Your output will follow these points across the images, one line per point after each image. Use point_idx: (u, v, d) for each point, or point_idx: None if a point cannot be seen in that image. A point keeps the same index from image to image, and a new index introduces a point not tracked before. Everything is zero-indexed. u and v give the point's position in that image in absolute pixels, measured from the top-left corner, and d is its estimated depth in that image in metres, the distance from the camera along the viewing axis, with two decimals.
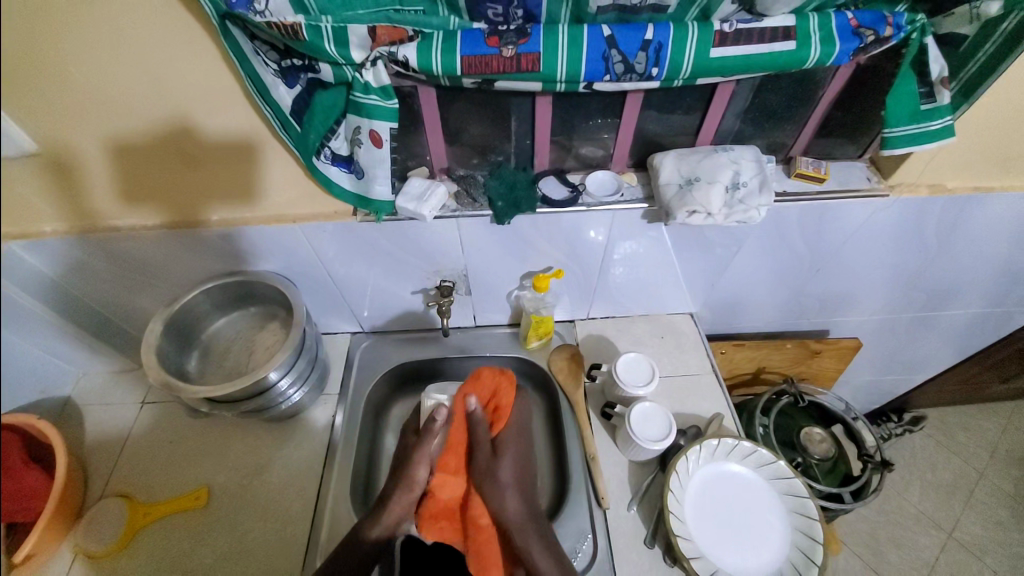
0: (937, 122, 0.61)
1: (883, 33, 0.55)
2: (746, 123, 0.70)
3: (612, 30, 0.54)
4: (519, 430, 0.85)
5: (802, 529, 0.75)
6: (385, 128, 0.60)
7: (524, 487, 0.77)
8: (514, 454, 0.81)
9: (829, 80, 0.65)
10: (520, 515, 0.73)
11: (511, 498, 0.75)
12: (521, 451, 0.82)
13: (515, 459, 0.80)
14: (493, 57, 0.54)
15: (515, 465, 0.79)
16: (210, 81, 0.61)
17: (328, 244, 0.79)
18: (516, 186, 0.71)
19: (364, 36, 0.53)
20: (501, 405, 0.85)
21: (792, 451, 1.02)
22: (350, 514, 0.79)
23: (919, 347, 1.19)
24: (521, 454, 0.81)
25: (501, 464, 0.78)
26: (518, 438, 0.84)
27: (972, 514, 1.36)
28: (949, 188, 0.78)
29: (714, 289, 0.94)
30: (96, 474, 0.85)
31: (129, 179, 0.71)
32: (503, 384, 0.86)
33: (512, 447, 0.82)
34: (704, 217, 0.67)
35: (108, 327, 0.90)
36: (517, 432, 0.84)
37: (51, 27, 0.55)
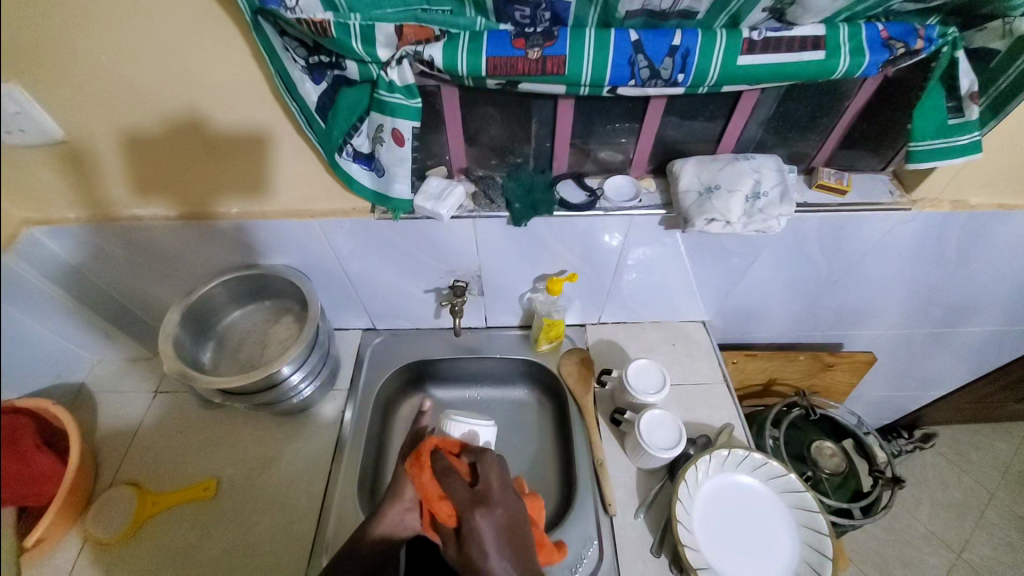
0: (964, 137, 0.60)
1: (914, 46, 0.54)
2: (768, 133, 0.70)
3: (639, 34, 0.54)
4: (473, 493, 0.65)
5: (812, 544, 0.74)
6: (408, 126, 0.60)
7: (519, 543, 0.63)
8: (492, 521, 0.63)
9: (854, 92, 0.65)
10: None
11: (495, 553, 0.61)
12: (494, 514, 0.63)
13: (497, 525, 0.63)
14: (518, 59, 0.54)
15: (494, 530, 0.62)
16: (236, 74, 0.62)
17: (345, 240, 0.80)
18: (535, 189, 0.71)
19: (392, 35, 0.53)
20: (432, 490, 0.67)
21: (801, 463, 1.02)
22: (357, 509, 0.79)
23: (934, 364, 1.17)
24: (490, 517, 0.63)
25: (474, 548, 0.61)
26: (482, 500, 0.64)
27: (982, 535, 1.34)
28: (971, 204, 0.77)
29: (729, 297, 0.93)
30: (107, 461, 0.85)
31: (153, 169, 0.72)
32: (420, 475, 0.68)
33: (477, 517, 0.63)
34: (722, 225, 0.66)
35: (123, 315, 0.91)
36: (474, 499, 0.65)
37: (82, 16, 0.55)
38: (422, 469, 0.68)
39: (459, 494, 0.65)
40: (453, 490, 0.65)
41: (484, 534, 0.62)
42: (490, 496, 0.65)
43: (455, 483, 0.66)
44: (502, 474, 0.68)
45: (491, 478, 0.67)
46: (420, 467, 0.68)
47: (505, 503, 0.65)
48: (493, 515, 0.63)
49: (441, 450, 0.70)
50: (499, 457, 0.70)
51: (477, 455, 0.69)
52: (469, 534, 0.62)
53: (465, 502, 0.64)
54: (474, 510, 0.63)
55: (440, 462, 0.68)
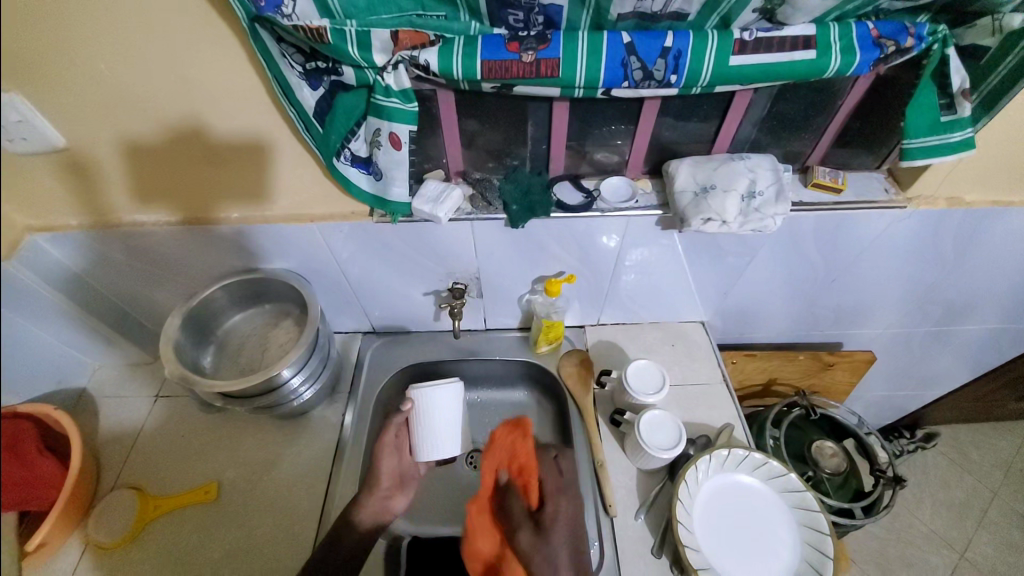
0: (957, 134, 0.61)
1: (904, 44, 0.55)
2: (763, 132, 0.70)
3: (631, 36, 0.54)
4: (557, 484, 0.79)
5: (813, 544, 0.74)
6: (405, 130, 0.61)
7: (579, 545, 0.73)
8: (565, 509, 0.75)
9: (847, 91, 0.65)
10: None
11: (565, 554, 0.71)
12: (573, 503, 0.77)
13: (571, 523, 0.74)
14: (513, 62, 0.55)
15: (570, 522, 0.74)
16: (234, 80, 0.62)
17: (343, 244, 0.80)
18: (531, 191, 0.72)
19: (387, 40, 0.54)
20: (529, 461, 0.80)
21: (803, 464, 1.02)
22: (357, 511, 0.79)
23: (934, 363, 1.17)
24: (572, 507, 0.76)
25: (554, 533, 0.73)
26: (563, 491, 0.78)
27: (984, 534, 1.34)
28: (967, 201, 0.77)
29: (727, 297, 0.93)
30: (109, 465, 0.86)
31: (152, 176, 0.72)
32: (523, 441, 0.82)
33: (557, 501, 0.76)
34: (719, 225, 0.66)
35: (124, 320, 0.91)
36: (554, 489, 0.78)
37: (81, 24, 0.56)
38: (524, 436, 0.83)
39: (552, 483, 0.79)
40: (547, 476, 0.80)
41: (563, 520, 0.74)
42: (570, 492, 0.78)
43: (548, 473, 0.80)
44: (562, 477, 0.80)
45: (572, 479, 0.80)
46: (519, 433, 0.84)
47: (577, 507, 0.76)
48: (570, 508, 0.76)
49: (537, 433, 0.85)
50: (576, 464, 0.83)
51: (559, 452, 0.84)
52: (552, 516, 0.74)
53: (554, 490, 0.78)
54: (559, 496, 0.77)
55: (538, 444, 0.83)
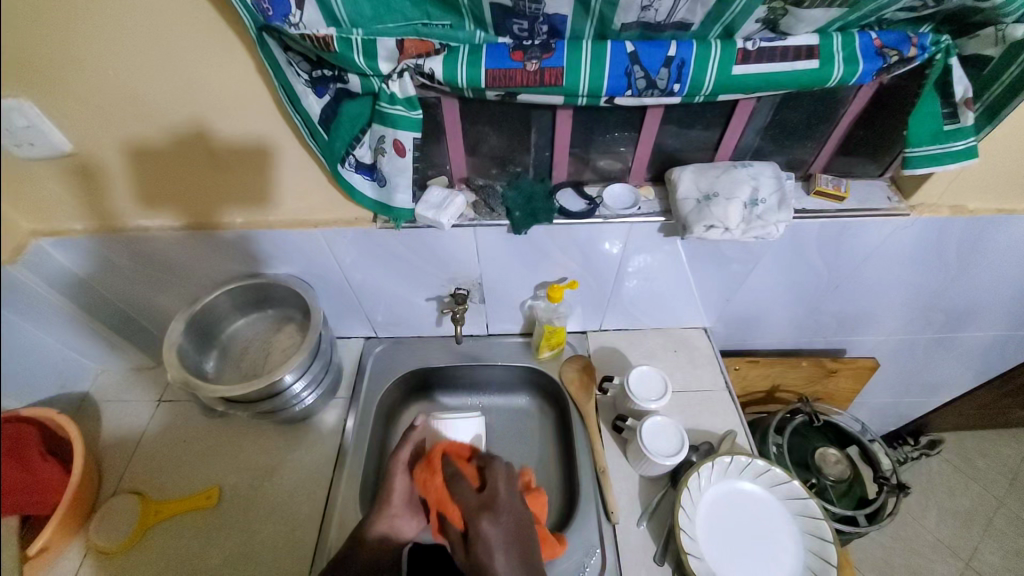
0: (959, 142, 0.61)
1: (907, 54, 0.55)
2: (766, 140, 0.70)
3: (635, 46, 0.54)
4: (479, 499, 0.66)
5: (816, 551, 0.74)
6: (409, 137, 0.61)
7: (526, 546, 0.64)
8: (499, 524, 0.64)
9: (850, 99, 0.65)
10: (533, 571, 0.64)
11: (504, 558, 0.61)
12: (500, 519, 0.64)
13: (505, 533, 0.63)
14: (517, 71, 0.55)
15: (500, 535, 0.63)
16: (240, 87, 0.63)
17: (347, 250, 0.80)
18: (534, 197, 0.72)
19: (393, 49, 0.54)
20: (442, 494, 0.68)
21: (806, 471, 1.01)
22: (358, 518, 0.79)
23: (937, 370, 1.17)
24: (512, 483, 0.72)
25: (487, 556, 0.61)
26: (488, 506, 0.65)
27: (989, 542, 1.33)
28: (970, 209, 0.77)
29: (729, 304, 0.93)
30: (111, 469, 0.86)
31: (157, 182, 0.73)
32: (432, 480, 0.70)
33: (483, 520, 0.64)
34: (721, 232, 0.67)
35: (127, 325, 0.92)
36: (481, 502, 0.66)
37: (90, 31, 0.57)
38: (434, 475, 0.70)
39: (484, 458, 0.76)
40: (464, 495, 0.67)
41: (492, 539, 0.62)
42: (497, 503, 0.66)
43: (464, 488, 0.68)
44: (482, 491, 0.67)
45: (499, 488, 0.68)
46: (430, 472, 0.70)
47: (512, 508, 0.66)
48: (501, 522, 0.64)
49: (450, 457, 0.72)
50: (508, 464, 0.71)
51: (485, 462, 0.71)
52: (478, 537, 0.63)
53: (473, 507, 0.65)
54: (480, 515, 0.64)
55: (453, 472, 0.70)
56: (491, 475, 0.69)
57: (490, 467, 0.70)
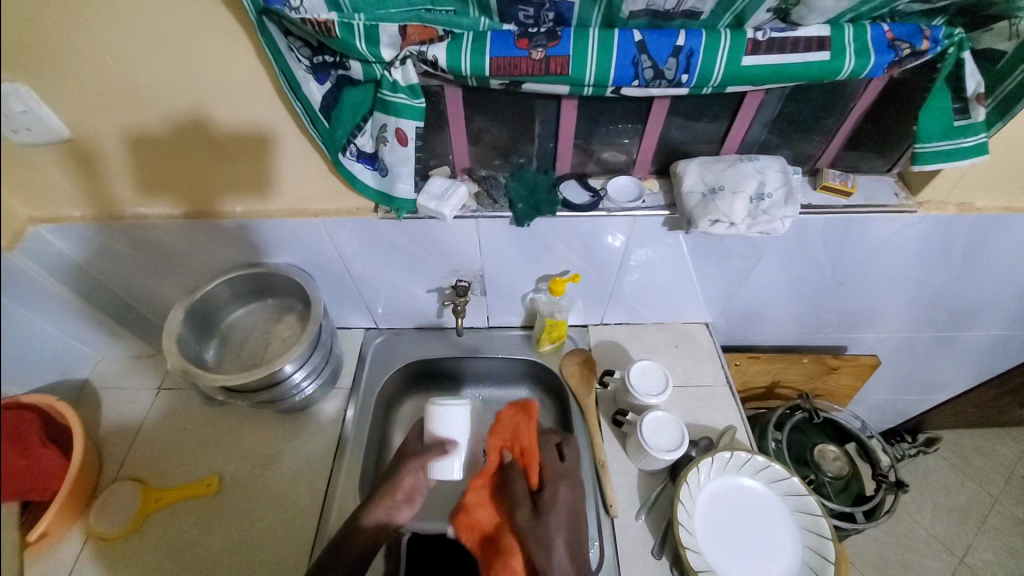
0: (970, 139, 0.60)
1: (919, 46, 0.54)
2: (773, 133, 0.69)
3: (643, 35, 0.54)
4: (561, 467, 0.77)
5: (814, 548, 0.74)
6: (411, 126, 0.61)
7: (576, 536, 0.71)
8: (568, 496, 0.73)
9: (859, 93, 0.64)
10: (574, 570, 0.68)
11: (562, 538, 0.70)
12: (573, 492, 0.74)
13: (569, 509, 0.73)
14: (522, 59, 0.54)
15: (569, 506, 0.73)
16: (239, 72, 0.62)
17: (348, 240, 0.80)
18: (538, 189, 0.71)
19: (396, 35, 0.54)
20: (530, 444, 0.79)
21: (805, 467, 1.02)
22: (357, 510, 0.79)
23: (938, 368, 1.16)
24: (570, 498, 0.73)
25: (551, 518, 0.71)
26: (565, 479, 0.76)
27: (984, 540, 1.33)
28: (978, 207, 0.76)
29: (732, 299, 0.93)
30: (111, 456, 0.86)
31: (156, 169, 0.72)
32: (525, 424, 0.82)
33: (560, 485, 0.74)
34: (727, 227, 0.66)
35: (126, 312, 0.91)
36: (558, 467, 0.77)
37: (86, 14, 0.56)
38: (529, 421, 0.82)
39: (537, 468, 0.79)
40: (548, 456, 0.78)
41: (563, 504, 0.73)
42: (571, 478, 0.76)
43: (549, 452, 0.79)
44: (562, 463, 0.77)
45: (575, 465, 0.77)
46: (523, 416, 0.83)
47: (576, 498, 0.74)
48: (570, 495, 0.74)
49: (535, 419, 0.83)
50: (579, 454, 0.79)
51: (563, 444, 0.79)
52: (552, 497, 0.73)
53: (556, 473, 0.76)
54: (559, 482, 0.75)
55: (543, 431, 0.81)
56: (571, 454, 0.78)
57: (569, 443, 0.79)
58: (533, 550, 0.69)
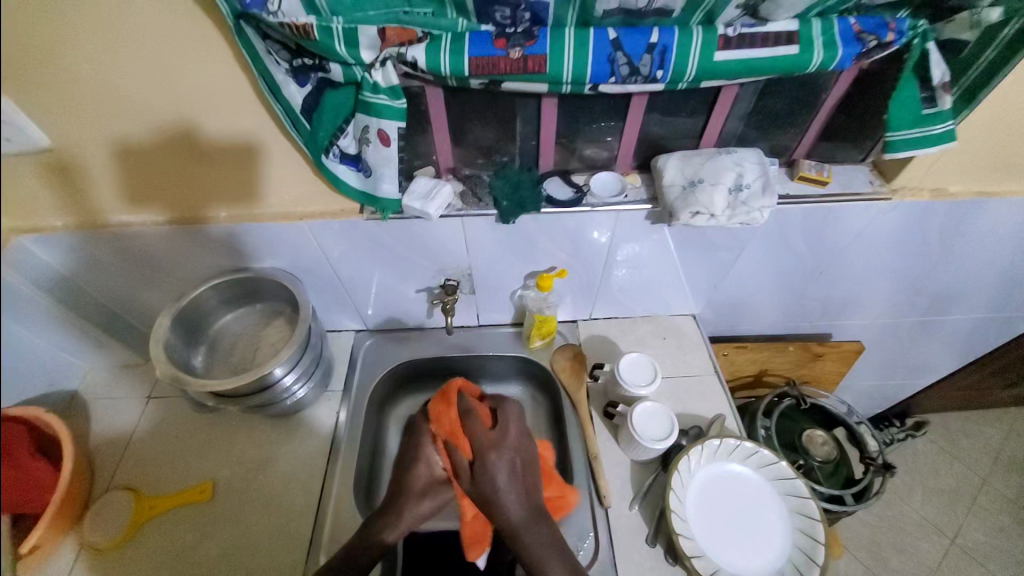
0: (940, 125, 0.62)
1: (885, 39, 0.56)
2: (750, 126, 0.71)
3: (618, 32, 0.55)
4: (490, 437, 0.76)
5: (804, 529, 0.76)
6: (393, 127, 0.61)
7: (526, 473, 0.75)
8: (507, 459, 0.74)
9: (832, 85, 0.66)
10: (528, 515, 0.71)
11: (511, 495, 0.72)
12: (507, 456, 0.75)
13: (509, 461, 0.75)
14: (500, 58, 0.55)
15: (509, 466, 0.74)
16: (220, 79, 0.62)
17: (335, 242, 0.80)
18: (521, 186, 0.72)
19: (374, 37, 0.54)
20: (456, 426, 0.78)
21: (794, 453, 1.04)
22: (353, 516, 0.79)
23: (921, 352, 1.19)
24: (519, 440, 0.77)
25: (488, 481, 0.73)
26: (496, 444, 0.75)
27: (973, 520, 1.36)
28: (952, 192, 0.78)
29: (717, 290, 0.94)
30: (103, 466, 0.86)
31: (140, 177, 0.72)
32: (448, 411, 0.79)
33: (492, 456, 0.74)
34: (707, 218, 0.67)
35: (114, 322, 0.91)
36: (492, 440, 0.76)
37: (65, 24, 0.56)
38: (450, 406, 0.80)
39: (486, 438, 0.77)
40: (476, 432, 0.76)
41: (498, 470, 0.73)
42: (510, 433, 0.77)
43: (478, 430, 0.76)
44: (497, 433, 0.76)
45: (507, 428, 0.78)
46: (445, 404, 0.80)
47: (520, 442, 0.77)
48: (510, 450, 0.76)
49: (465, 395, 0.81)
50: (518, 408, 0.81)
51: (497, 404, 0.81)
52: (485, 470, 0.73)
53: (488, 443, 0.75)
54: (490, 450, 0.74)
55: (464, 406, 0.79)
56: (504, 415, 0.79)
57: (502, 406, 0.81)
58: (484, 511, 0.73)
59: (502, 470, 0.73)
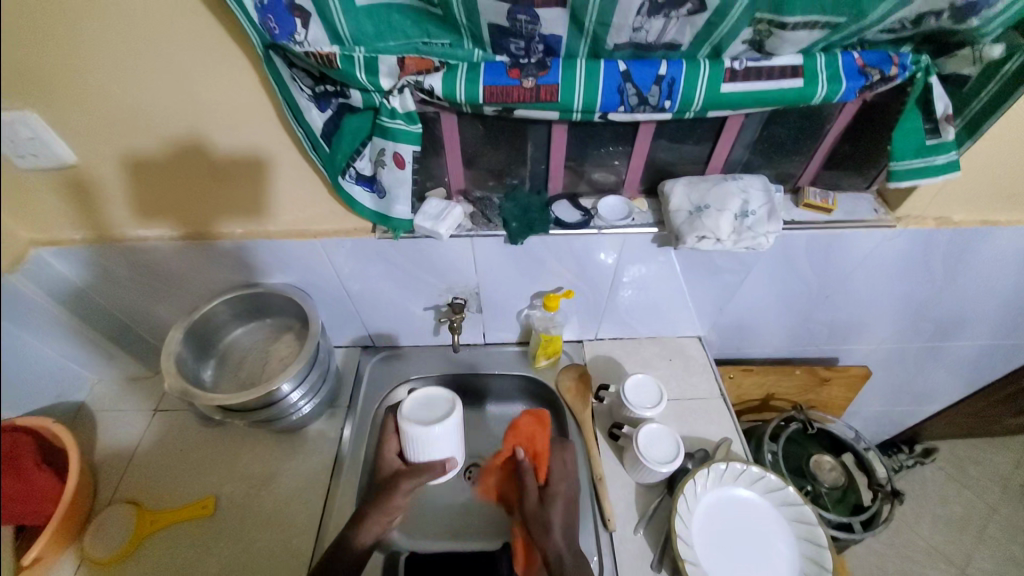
0: (941, 156, 0.63)
1: (888, 72, 0.57)
2: (755, 154, 0.72)
3: (627, 64, 0.56)
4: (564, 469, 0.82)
5: (812, 556, 0.75)
6: (409, 150, 0.63)
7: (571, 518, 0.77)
8: (558, 504, 0.77)
9: (836, 116, 0.67)
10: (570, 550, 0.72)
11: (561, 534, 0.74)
12: (567, 498, 0.79)
13: (563, 511, 0.77)
14: (513, 87, 0.57)
15: (561, 513, 0.77)
16: (242, 102, 0.65)
17: (347, 260, 0.82)
18: (531, 209, 0.74)
19: (394, 66, 0.56)
20: (541, 450, 0.83)
21: (801, 478, 1.03)
22: (353, 501, 0.82)
23: (927, 378, 1.18)
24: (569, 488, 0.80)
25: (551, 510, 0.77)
26: (566, 477, 0.81)
27: (983, 551, 1.34)
28: (955, 221, 0.79)
29: (722, 313, 0.95)
30: (107, 480, 0.86)
31: (160, 194, 0.74)
32: (540, 430, 0.85)
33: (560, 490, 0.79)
34: (714, 242, 0.69)
35: (125, 333, 0.92)
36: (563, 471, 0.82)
37: (96, 48, 0.58)
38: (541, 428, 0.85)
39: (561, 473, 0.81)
40: (558, 465, 0.82)
41: (553, 517, 0.76)
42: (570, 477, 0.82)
43: (558, 462, 0.82)
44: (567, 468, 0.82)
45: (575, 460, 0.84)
46: (537, 425, 0.85)
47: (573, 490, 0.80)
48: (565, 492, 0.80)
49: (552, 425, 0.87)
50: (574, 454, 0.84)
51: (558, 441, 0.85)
52: (554, 496, 0.79)
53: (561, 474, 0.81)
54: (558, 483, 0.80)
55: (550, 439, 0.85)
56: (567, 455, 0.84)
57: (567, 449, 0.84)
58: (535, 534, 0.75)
59: (557, 510, 0.77)
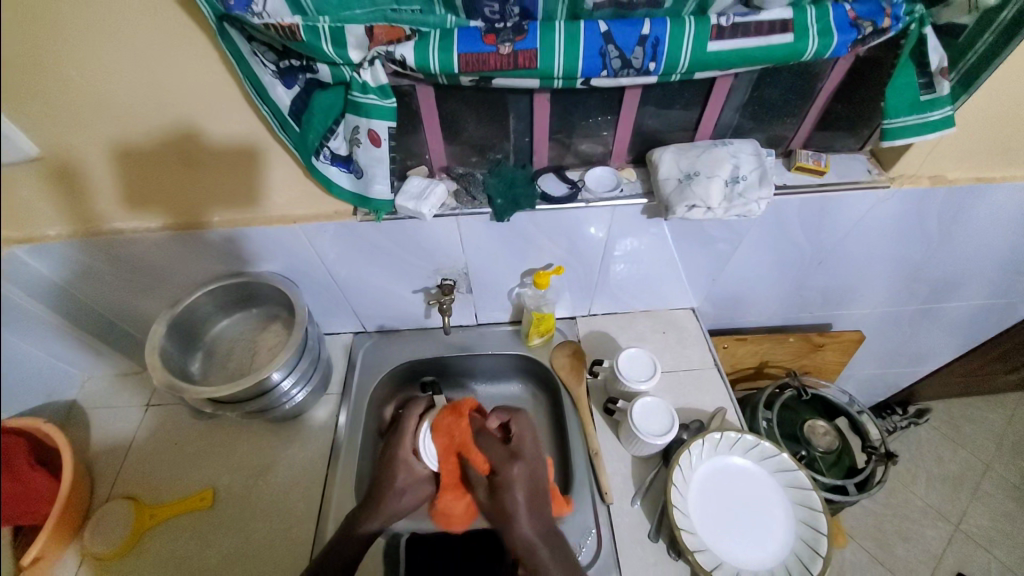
0: (937, 112, 0.61)
1: (881, 24, 0.55)
2: (745, 117, 0.70)
3: (608, 25, 0.54)
4: (508, 449, 0.77)
5: (806, 521, 0.75)
6: (383, 127, 0.60)
7: (537, 498, 0.74)
8: (517, 490, 0.73)
9: (828, 72, 0.65)
10: (541, 534, 0.71)
11: (529, 522, 0.71)
12: (527, 469, 0.75)
13: (526, 491, 0.73)
14: (490, 55, 0.54)
15: (524, 480, 0.74)
16: (209, 83, 0.61)
17: (330, 244, 0.80)
18: (516, 183, 0.72)
19: (362, 36, 0.54)
20: (467, 437, 0.77)
21: (796, 444, 1.03)
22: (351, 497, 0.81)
23: (922, 340, 1.18)
24: (525, 466, 0.75)
25: (508, 497, 0.72)
26: (515, 454, 0.76)
27: (977, 507, 1.36)
28: (950, 178, 0.77)
29: (716, 283, 0.94)
30: (102, 475, 0.85)
31: (132, 184, 0.71)
32: (457, 421, 0.78)
33: (513, 467, 0.74)
34: (704, 211, 0.67)
35: (110, 330, 0.90)
36: (506, 454, 0.76)
37: (51, 34, 0.55)
38: (462, 418, 0.79)
39: (497, 450, 0.76)
40: (492, 446, 0.77)
41: (518, 482, 0.73)
42: (523, 455, 0.76)
43: (491, 442, 0.78)
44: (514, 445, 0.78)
45: (523, 440, 0.79)
46: (456, 415, 0.79)
47: (534, 462, 0.77)
48: (525, 469, 0.75)
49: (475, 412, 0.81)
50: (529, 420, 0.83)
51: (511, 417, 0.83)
52: (506, 481, 0.73)
53: (502, 457, 0.75)
54: (510, 462, 0.75)
55: (475, 422, 0.80)
56: (520, 426, 0.82)
57: (516, 418, 0.83)
58: (501, 525, 0.72)
59: (519, 480, 0.73)
